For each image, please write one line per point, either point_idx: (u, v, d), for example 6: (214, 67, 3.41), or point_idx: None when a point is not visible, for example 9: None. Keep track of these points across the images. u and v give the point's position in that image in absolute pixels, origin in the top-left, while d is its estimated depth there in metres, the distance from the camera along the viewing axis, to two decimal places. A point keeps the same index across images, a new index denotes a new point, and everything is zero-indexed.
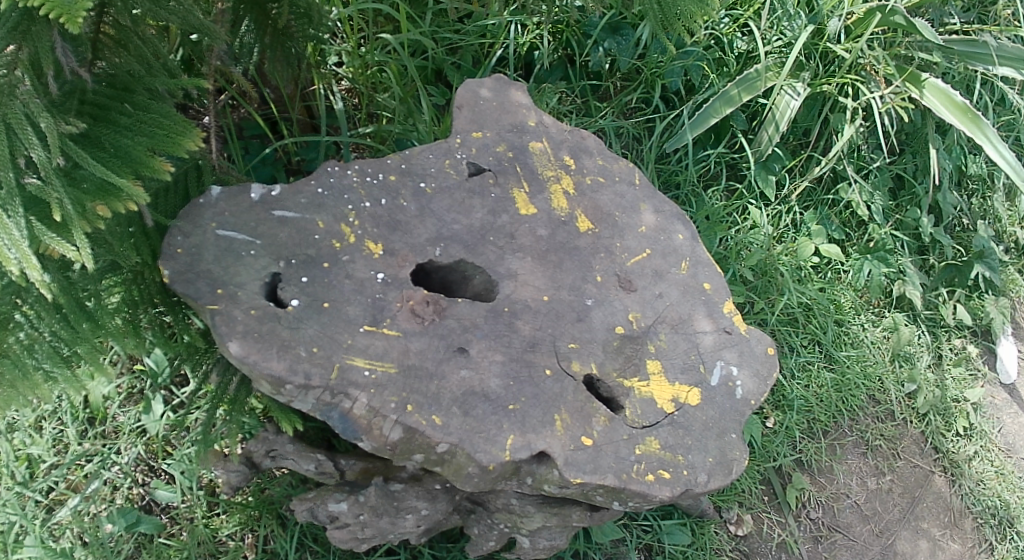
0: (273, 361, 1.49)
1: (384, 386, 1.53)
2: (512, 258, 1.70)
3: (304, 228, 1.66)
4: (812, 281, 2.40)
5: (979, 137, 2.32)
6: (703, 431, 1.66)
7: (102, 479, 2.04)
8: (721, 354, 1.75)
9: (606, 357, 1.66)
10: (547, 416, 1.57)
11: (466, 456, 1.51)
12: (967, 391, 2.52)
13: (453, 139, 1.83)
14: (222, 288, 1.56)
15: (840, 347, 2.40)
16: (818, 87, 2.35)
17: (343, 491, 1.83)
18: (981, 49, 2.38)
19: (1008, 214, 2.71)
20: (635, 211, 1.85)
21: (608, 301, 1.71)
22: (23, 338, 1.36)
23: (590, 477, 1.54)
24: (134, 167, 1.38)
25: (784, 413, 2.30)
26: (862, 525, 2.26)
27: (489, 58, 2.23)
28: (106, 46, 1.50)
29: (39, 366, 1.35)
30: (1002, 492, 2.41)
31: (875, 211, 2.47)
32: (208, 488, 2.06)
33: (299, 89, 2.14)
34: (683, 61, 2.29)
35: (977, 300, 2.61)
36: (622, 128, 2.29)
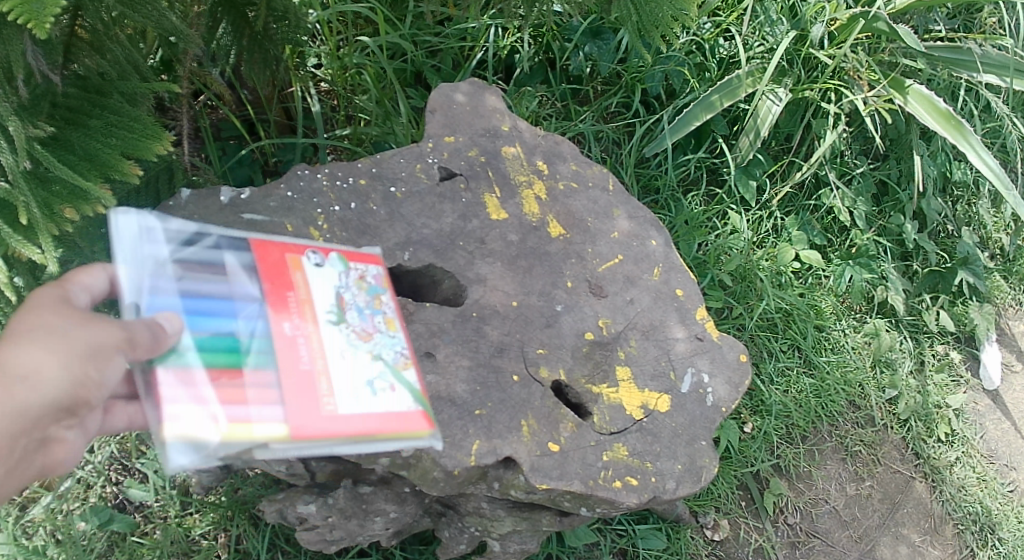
0: None
1: None
2: (482, 263, 1.70)
3: (271, 232, 1.65)
4: (792, 286, 2.39)
5: (962, 144, 2.30)
6: (672, 438, 1.66)
7: (75, 478, 2.07)
8: (692, 361, 1.74)
9: (574, 363, 1.66)
10: (514, 421, 1.57)
11: (431, 460, 1.52)
12: (950, 397, 2.51)
13: (425, 143, 1.83)
14: None
15: (820, 353, 2.39)
16: (800, 93, 2.34)
17: (312, 493, 1.84)
18: (966, 56, 2.42)
19: (993, 220, 2.71)
20: (608, 217, 1.85)
21: (578, 307, 1.71)
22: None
23: (555, 483, 1.54)
24: (103, 171, 1.41)
25: (762, 418, 2.28)
26: (840, 531, 2.26)
27: (468, 62, 2.23)
28: (81, 48, 1.48)
29: None
30: (984, 498, 2.42)
31: (857, 217, 2.45)
32: (181, 488, 2.07)
33: (276, 91, 2.13)
34: (663, 67, 2.27)
35: (960, 307, 2.60)
36: (602, 133, 2.28)
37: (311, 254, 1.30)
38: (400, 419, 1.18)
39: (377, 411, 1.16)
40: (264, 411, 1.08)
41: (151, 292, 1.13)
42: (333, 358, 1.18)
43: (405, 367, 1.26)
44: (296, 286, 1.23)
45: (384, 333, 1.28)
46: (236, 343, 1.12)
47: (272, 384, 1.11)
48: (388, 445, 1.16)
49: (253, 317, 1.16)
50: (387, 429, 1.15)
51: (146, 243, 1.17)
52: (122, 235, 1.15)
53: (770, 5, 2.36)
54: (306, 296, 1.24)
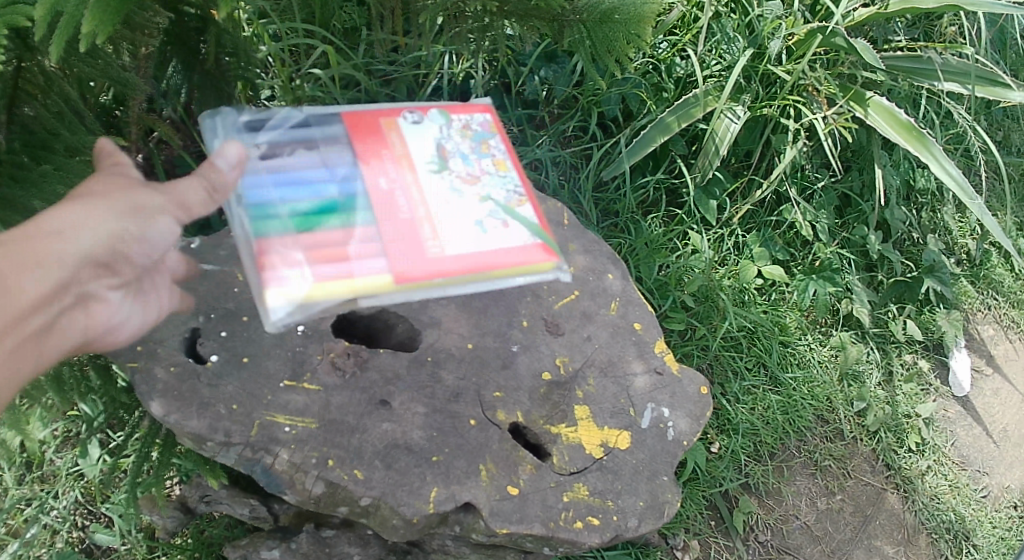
0: (194, 419, 1.50)
1: (305, 441, 1.52)
2: (435, 306, 1.71)
3: (223, 281, 1.67)
4: (755, 304, 2.39)
5: (924, 155, 2.30)
6: (633, 475, 1.65)
7: (41, 523, 2.05)
8: (652, 397, 1.74)
9: (532, 404, 1.65)
10: (472, 466, 1.55)
11: (389, 509, 1.49)
12: (919, 406, 2.53)
13: None
14: (142, 344, 1.56)
15: (785, 368, 2.39)
16: (757, 111, 2.37)
17: (276, 537, 1.84)
18: (926, 65, 2.49)
19: (959, 226, 2.77)
20: (565, 253, 1.85)
21: (535, 347, 1.71)
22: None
23: (516, 527, 1.53)
24: None
25: (729, 437, 2.29)
26: (813, 546, 2.26)
27: (425, 88, 2.23)
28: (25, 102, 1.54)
29: None
30: (957, 505, 2.43)
31: (820, 230, 2.47)
32: (147, 531, 2.05)
33: None
34: (620, 89, 2.31)
35: (927, 315, 2.63)
36: (558, 158, 2.31)
37: (405, 114, 1.40)
38: (522, 253, 1.27)
39: (489, 246, 1.27)
40: (367, 264, 1.21)
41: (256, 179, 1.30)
42: (433, 203, 1.29)
43: (522, 202, 1.34)
44: (392, 143, 1.36)
45: (492, 172, 1.36)
46: (335, 203, 1.28)
47: (375, 238, 1.23)
48: (517, 279, 1.27)
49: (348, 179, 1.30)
50: (501, 262, 1.25)
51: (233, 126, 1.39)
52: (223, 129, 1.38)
53: (727, 23, 2.37)
54: (403, 151, 1.36)
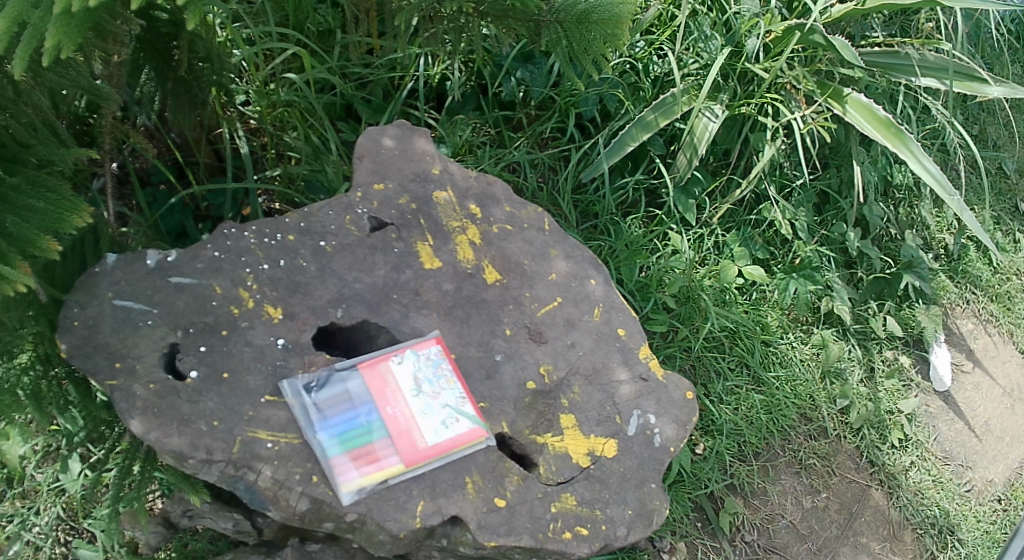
0: (175, 437, 1.45)
1: (289, 457, 1.49)
2: (417, 315, 1.67)
3: (201, 295, 1.61)
4: (737, 303, 2.39)
5: (902, 151, 2.33)
6: (621, 484, 1.63)
7: (23, 540, 2.01)
8: (638, 403, 1.73)
9: (517, 415, 1.64)
10: (457, 479, 1.54)
11: (376, 525, 1.47)
12: (901, 403, 2.54)
13: (354, 193, 1.79)
14: (120, 361, 1.51)
15: (768, 368, 2.39)
16: (735, 110, 2.34)
17: (261, 552, 1.80)
18: (904, 61, 2.50)
19: (936, 221, 2.80)
20: (546, 258, 1.82)
21: (518, 355, 1.69)
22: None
23: (504, 539, 1.50)
24: (22, 247, 1.42)
25: (714, 438, 2.29)
26: (800, 545, 2.26)
27: (399, 92, 2.20)
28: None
29: None
30: (941, 500, 2.44)
31: (799, 229, 2.46)
32: (130, 545, 2.00)
33: (204, 133, 2.07)
34: (597, 90, 2.28)
35: (907, 310, 2.64)
36: (537, 160, 2.28)
37: (395, 356, 1.61)
38: (469, 436, 1.57)
39: (454, 432, 1.57)
40: (383, 455, 1.51)
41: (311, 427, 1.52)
42: (422, 422, 1.56)
43: (465, 400, 1.60)
44: (390, 385, 1.58)
45: (451, 387, 1.60)
46: (360, 441, 1.51)
47: (387, 444, 1.52)
48: (468, 451, 1.57)
49: (369, 416, 1.54)
50: (463, 441, 1.56)
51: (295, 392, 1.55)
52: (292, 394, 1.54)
53: (703, 21, 2.36)
54: (396, 391, 1.58)
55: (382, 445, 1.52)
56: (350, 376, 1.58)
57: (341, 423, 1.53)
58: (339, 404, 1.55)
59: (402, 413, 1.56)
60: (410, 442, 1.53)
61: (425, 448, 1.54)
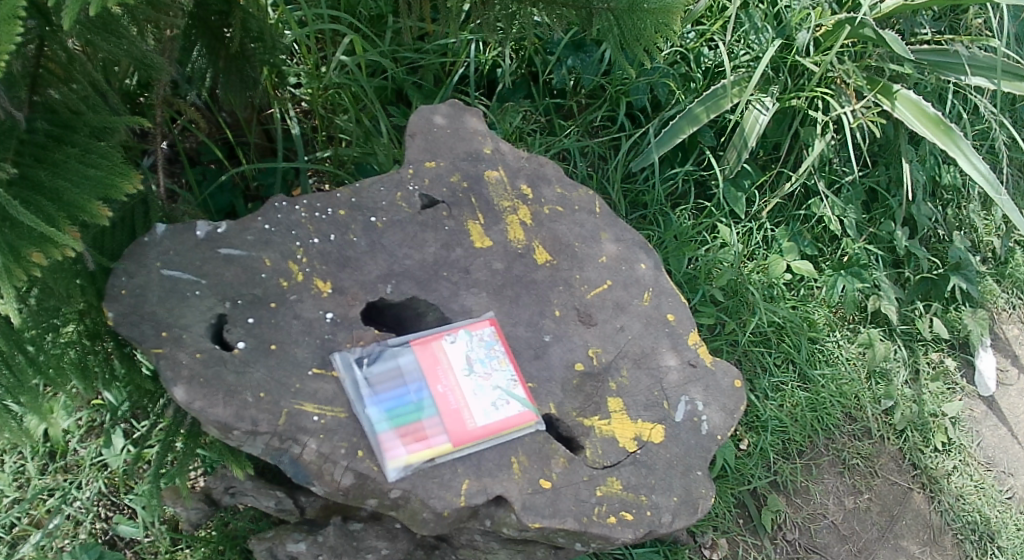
0: (220, 407, 1.45)
1: (335, 430, 1.49)
2: (467, 294, 1.66)
3: (250, 267, 1.61)
4: (784, 299, 2.35)
5: (953, 150, 2.28)
6: (667, 470, 1.61)
7: (64, 514, 2.02)
8: (686, 389, 1.70)
9: (565, 396, 1.62)
10: (503, 459, 1.53)
11: (419, 502, 1.47)
12: (945, 406, 2.49)
13: (405, 169, 1.78)
14: (167, 331, 1.51)
15: (814, 365, 2.35)
16: (787, 102, 2.31)
17: (302, 530, 1.79)
18: (953, 59, 2.42)
19: (984, 225, 2.70)
20: (595, 241, 1.80)
21: (567, 337, 1.67)
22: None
23: (548, 521, 1.49)
24: (72, 213, 1.44)
25: (757, 434, 2.25)
26: (840, 546, 2.23)
27: (451, 77, 2.20)
28: (50, 82, 1.58)
29: None
30: (983, 507, 2.39)
31: (849, 225, 2.42)
32: (171, 523, 2.03)
33: (256, 113, 2.09)
34: (648, 79, 2.25)
35: (953, 313, 2.59)
36: (587, 147, 2.26)
37: (447, 335, 1.60)
38: (519, 419, 1.56)
39: (504, 414, 1.55)
40: (432, 433, 1.50)
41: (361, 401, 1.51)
42: (472, 402, 1.54)
43: (516, 383, 1.59)
44: (442, 363, 1.57)
45: (503, 368, 1.58)
46: (410, 419, 1.50)
47: (437, 422, 1.51)
48: (517, 435, 1.55)
49: (419, 393, 1.53)
50: (513, 423, 1.55)
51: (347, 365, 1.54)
52: (343, 367, 1.54)
53: (755, 13, 2.33)
54: (447, 369, 1.56)
55: (431, 424, 1.51)
56: (402, 353, 1.57)
57: (391, 399, 1.52)
58: (389, 379, 1.54)
59: (452, 391, 1.54)
60: (459, 422, 1.52)
61: (474, 429, 1.52)
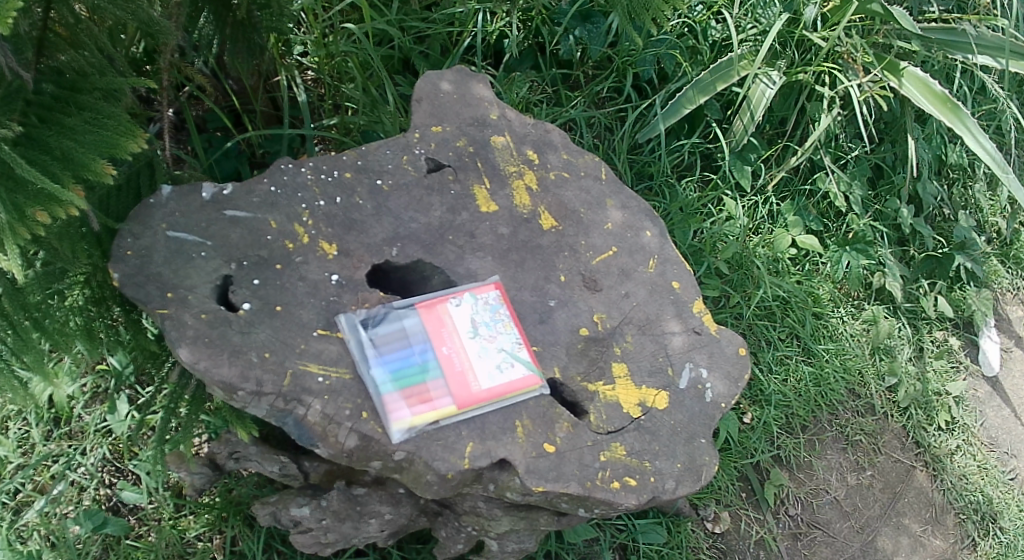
0: (225, 367, 1.45)
1: (339, 392, 1.49)
2: (472, 258, 1.66)
3: (255, 229, 1.61)
4: (789, 273, 2.36)
5: (958, 127, 2.28)
6: (671, 436, 1.61)
7: (68, 481, 2.03)
8: (690, 356, 1.70)
9: (569, 361, 1.62)
10: (507, 422, 1.53)
11: (423, 464, 1.47)
12: (949, 384, 2.49)
13: (411, 133, 1.77)
14: (172, 292, 1.51)
15: (818, 341, 2.35)
16: (793, 76, 2.31)
17: (306, 495, 1.79)
18: (960, 38, 2.41)
19: (990, 205, 2.69)
20: (601, 208, 1.80)
21: (572, 302, 1.67)
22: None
23: (552, 485, 1.49)
24: (77, 172, 1.43)
25: (761, 408, 2.26)
26: (841, 522, 2.24)
27: (457, 47, 2.20)
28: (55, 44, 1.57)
29: None
30: (985, 487, 2.39)
31: (854, 202, 2.42)
32: (175, 489, 2.04)
33: (261, 81, 2.09)
34: (655, 50, 2.24)
35: (958, 292, 2.58)
36: (593, 118, 2.25)
37: (452, 298, 1.59)
38: (524, 383, 1.56)
39: (508, 377, 1.55)
40: (437, 395, 1.50)
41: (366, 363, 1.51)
42: (477, 365, 1.54)
43: (521, 345, 1.59)
44: (447, 326, 1.56)
45: (508, 332, 1.58)
46: (414, 380, 1.50)
47: (441, 384, 1.51)
48: (521, 398, 1.56)
49: (424, 355, 1.53)
50: (517, 387, 1.55)
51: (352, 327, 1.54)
52: (348, 329, 1.54)
53: None
54: (452, 332, 1.56)
55: (436, 386, 1.51)
56: (407, 315, 1.57)
57: (396, 361, 1.52)
58: (394, 341, 1.54)
59: (456, 354, 1.54)
60: (464, 385, 1.52)
61: (478, 391, 1.52)
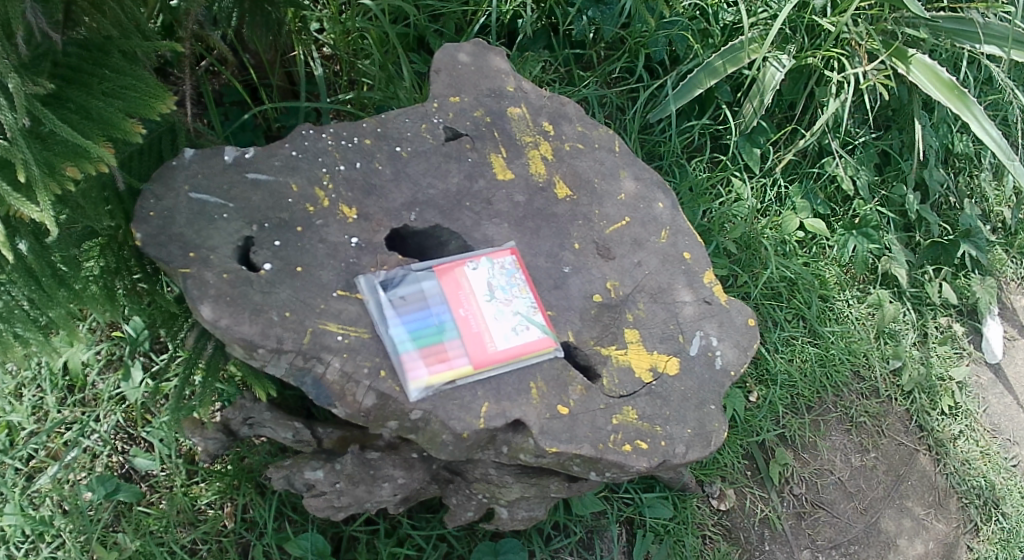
0: (246, 325, 1.47)
1: (358, 350, 1.51)
2: (488, 224, 1.70)
3: (278, 192, 1.63)
4: (796, 255, 2.42)
5: (965, 114, 2.35)
6: (682, 402, 1.63)
7: (81, 447, 2.06)
8: (700, 325, 1.73)
9: (583, 325, 1.65)
10: (522, 384, 1.56)
11: (439, 423, 1.50)
12: (953, 370, 2.53)
13: (430, 103, 1.81)
14: (195, 252, 1.53)
15: (824, 323, 2.40)
16: (802, 60, 2.35)
17: (320, 459, 1.81)
18: (969, 27, 2.46)
19: (995, 193, 2.74)
20: (615, 178, 1.84)
21: (586, 269, 1.71)
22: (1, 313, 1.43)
23: (565, 446, 1.51)
24: (107, 130, 1.46)
25: (767, 388, 2.30)
26: (846, 502, 2.28)
27: (472, 26, 2.25)
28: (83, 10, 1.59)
29: (14, 331, 1.45)
30: (987, 472, 2.44)
31: (860, 186, 2.48)
32: (187, 456, 2.07)
33: (279, 55, 2.14)
34: (667, 32, 2.29)
35: (963, 279, 2.63)
36: (605, 98, 2.33)
37: (469, 262, 1.62)
38: (538, 346, 1.59)
39: (523, 339, 1.58)
40: (454, 354, 1.53)
41: (384, 322, 1.53)
42: (493, 327, 1.57)
43: (536, 310, 1.62)
44: (464, 289, 1.59)
45: (523, 296, 1.61)
46: (432, 340, 1.52)
47: (458, 343, 1.53)
48: (535, 360, 1.58)
49: (442, 316, 1.55)
50: (532, 349, 1.57)
51: (372, 288, 1.56)
52: (368, 289, 1.56)
53: None
54: (469, 294, 1.59)
55: (453, 346, 1.53)
56: (425, 277, 1.59)
57: (414, 321, 1.54)
58: (412, 302, 1.56)
59: (473, 316, 1.57)
60: (480, 345, 1.55)
61: (494, 352, 1.55)
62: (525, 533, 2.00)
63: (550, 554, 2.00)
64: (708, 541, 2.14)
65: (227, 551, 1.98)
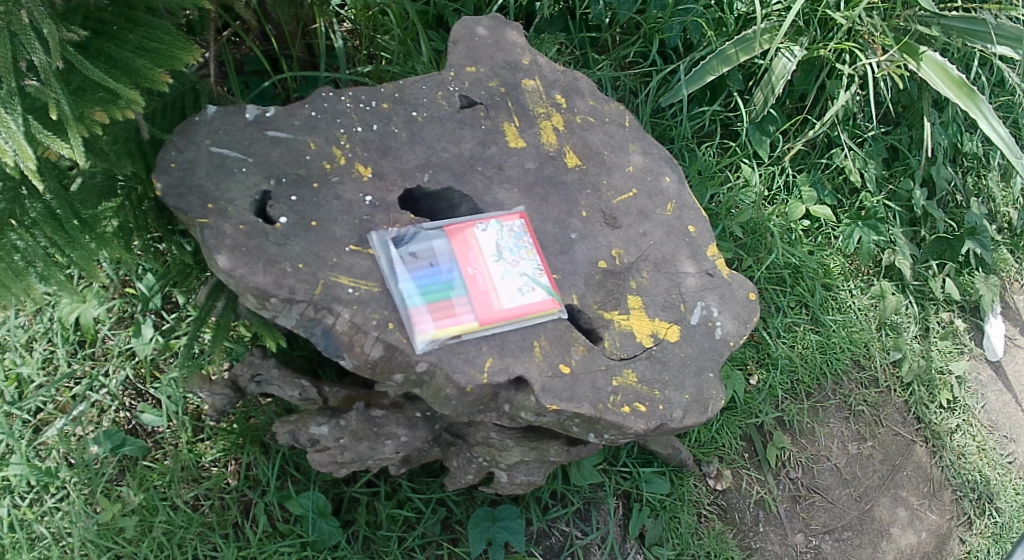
0: (259, 274, 1.50)
1: (367, 303, 1.54)
2: (499, 188, 1.75)
3: (296, 149, 1.68)
4: (802, 243, 2.49)
5: (974, 111, 2.40)
6: (681, 367, 1.67)
7: (89, 402, 2.10)
8: (702, 296, 1.77)
9: (587, 289, 1.70)
10: (526, 341, 1.59)
11: (444, 376, 1.52)
12: (952, 364, 2.58)
13: (447, 72, 1.88)
14: (213, 203, 1.56)
15: (827, 311, 2.46)
16: (814, 52, 2.44)
17: (325, 415, 1.85)
18: (980, 27, 2.53)
19: (1002, 194, 2.79)
20: (623, 152, 1.91)
21: (592, 237, 1.76)
22: (20, 255, 1.44)
23: (565, 404, 1.55)
24: (134, 79, 1.49)
25: (768, 371, 2.35)
26: (840, 489, 2.31)
27: (491, 6, 2.35)
28: None
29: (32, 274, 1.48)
30: (983, 467, 2.47)
31: (867, 179, 2.57)
32: (193, 414, 2.11)
33: (300, 27, 2.23)
34: (682, 19, 2.37)
35: (967, 276, 2.68)
36: (619, 81, 2.41)
37: (479, 225, 1.67)
38: (542, 307, 1.62)
39: (527, 299, 1.61)
40: (461, 309, 1.56)
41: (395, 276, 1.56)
42: (499, 285, 1.61)
43: (542, 272, 1.66)
44: (472, 249, 1.63)
45: (530, 259, 1.65)
46: (440, 295, 1.56)
47: (465, 300, 1.57)
48: (540, 322, 1.62)
49: (450, 273, 1.59)
50: (536, 309, 1.61)
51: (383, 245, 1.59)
52: (379, 246, 1.59)
53: None
54: (476, 253, 1.63)
55: (460, 302, 1.56)
56: (435, 237, 1.63)
57: (424, 277, 1.57)
58: (423, 259, 1.59)
59: (480, 275, 1.61)
60: (486, 303, 1.58)
61: (500, 310, 1.58)
62: (523, 502, 2.03)
63: (547, 523, 2.03)
64: (703, 520, 2.17)
65: (229, 508, 2.02)
